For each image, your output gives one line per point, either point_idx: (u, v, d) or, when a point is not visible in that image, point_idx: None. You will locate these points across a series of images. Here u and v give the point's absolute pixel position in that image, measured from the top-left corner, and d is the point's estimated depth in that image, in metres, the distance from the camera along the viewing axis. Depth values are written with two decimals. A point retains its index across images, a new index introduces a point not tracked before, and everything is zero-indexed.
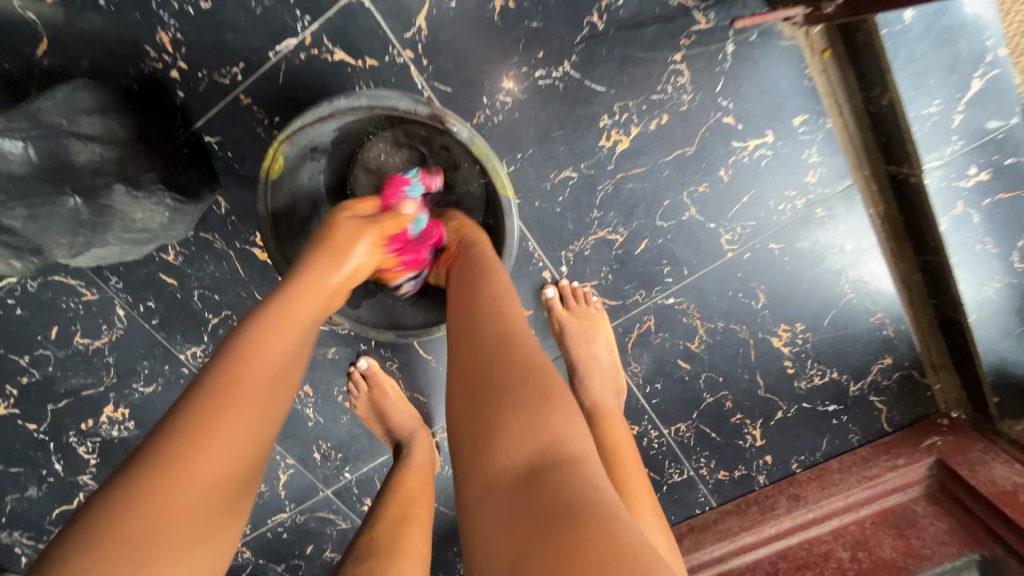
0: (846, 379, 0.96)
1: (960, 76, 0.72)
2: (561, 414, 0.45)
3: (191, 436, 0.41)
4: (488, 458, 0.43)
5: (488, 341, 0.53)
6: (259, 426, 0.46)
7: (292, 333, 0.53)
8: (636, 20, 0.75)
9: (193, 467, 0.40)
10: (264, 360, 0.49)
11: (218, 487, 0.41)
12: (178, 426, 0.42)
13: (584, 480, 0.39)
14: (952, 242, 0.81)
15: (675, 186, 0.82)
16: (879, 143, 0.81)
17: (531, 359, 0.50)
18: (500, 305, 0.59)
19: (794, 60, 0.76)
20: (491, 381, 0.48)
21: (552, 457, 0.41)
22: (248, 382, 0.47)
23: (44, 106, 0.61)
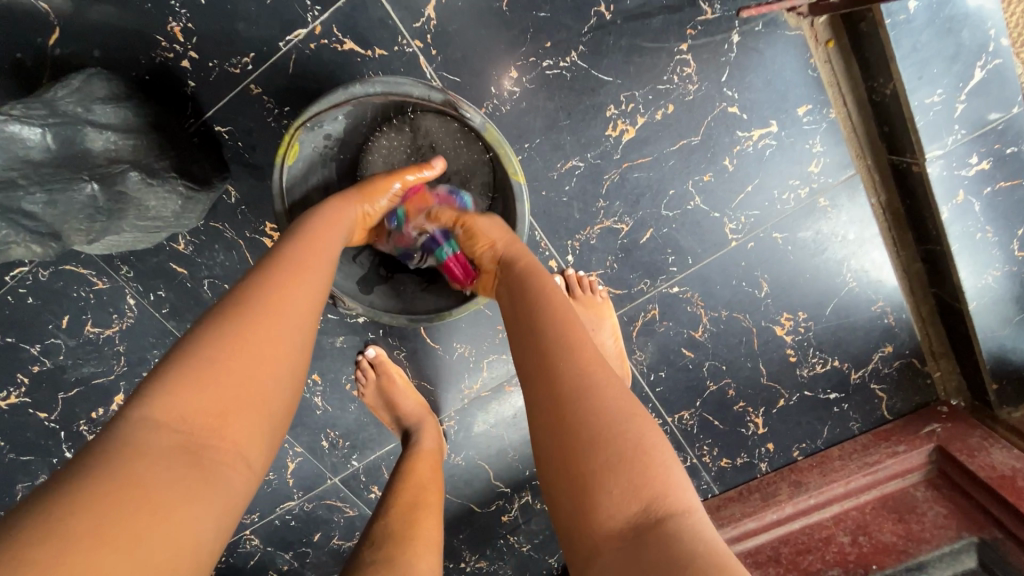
0: (847, 368, 0.97)
1: (963, 65, 0.73)
2: (659, 461, 0.42)
3: (245, 326, 0.42)
4: (588, 511, 0.41)
5: (565, 384, 0.47)
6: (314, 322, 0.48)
7: (322, 259, 0.54)
8: (642, 11, 0.76)
9: (250, 353, 0.41)
10: (299, 277, 0.49)
11: (282, 371, 0.43)
12: (229, 318, 0.43)
13: (695, 535, 0.38)
14: (954, 231, 0.82)
15: (681, 175, 0.83)
16: (882, 133, 0.82)
17: (618, 399, 0.46)
18: (563, 325, 0.53)
19: (798, 50, 0.77)
20: (574, 421, 0.45)
21: (656, 510, 0.40)
22: (290, 294, 0.47)
23: (60, 95, 0.61)
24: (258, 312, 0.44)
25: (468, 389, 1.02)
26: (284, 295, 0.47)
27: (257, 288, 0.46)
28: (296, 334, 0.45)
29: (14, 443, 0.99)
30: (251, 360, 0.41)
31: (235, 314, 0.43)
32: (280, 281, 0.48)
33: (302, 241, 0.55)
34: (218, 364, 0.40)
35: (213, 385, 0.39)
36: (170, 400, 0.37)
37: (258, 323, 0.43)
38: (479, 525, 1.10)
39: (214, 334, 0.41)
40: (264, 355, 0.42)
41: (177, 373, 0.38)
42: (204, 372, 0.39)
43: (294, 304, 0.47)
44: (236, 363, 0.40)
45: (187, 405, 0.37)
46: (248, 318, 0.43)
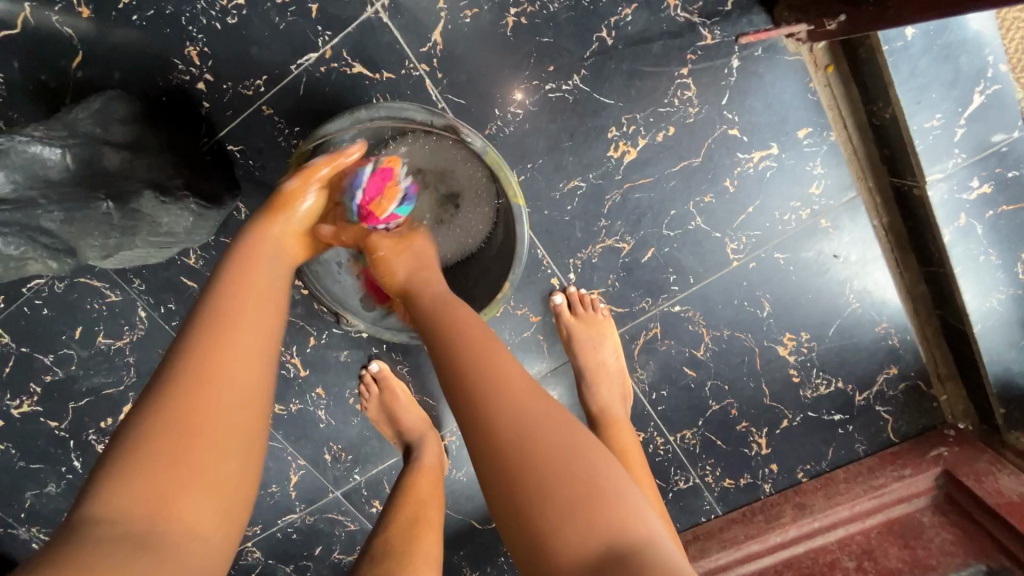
0: (851, 389, 0.97)
1: (962, 91, 0.74)
2: (613, 491, 0.44)
3: (177, 405, 0.43)
4: (550, 561, 0.41)
5: (503, 423, 0.47)
6: (256, 368, 0.48)
7: (266, 305, 0.53)
8: (644, 36, 0.77)
9: (190, 428, 0.42)
10: (231, 330, 0.49)
11: (226, 435, 0.44)
12: (160, 397, 0.43)
13: (658, 565, 0.40)
14: (957, 253, 0.82)
15: (682, 196, 0.84)
16: (883, 156, 0.83)
17: (564, 440, 0.46)
18: (483, 357, 0.53)
19: (798, 75, 0.78)
20: (518, 464, 0.45)
21: (617, 547, 0.41)
22: (220, 351, 0.47)
23: (81, 117, 0.65)
24: (193, 387, 0.44)
25: None
26: (219, 361, 0.46)
27: (182, 354, 0.46)
28: (239, 407, 0.45)
29: (25, 451, 1.01)
30: (191, 438, 0.42)
31: (171, 396, 0.44)
32: (219, 345, 0.47)
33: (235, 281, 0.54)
34: (156, 450, 0.41)
35: (153, 476, 0.40)
36: (114, 495, 0.38)
37: (195, 396, 0.44)
38: (480, 541, 1.10)
39: (153, 413, 0.42)
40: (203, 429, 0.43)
41: (121, 466, 0.40)
42: (143, 461, 0.40)
43: (230, 370, 0.46)
44: (172, 450, 0.41)
45: (128, 497, 0.39)
46: (185, 396, 0.44)
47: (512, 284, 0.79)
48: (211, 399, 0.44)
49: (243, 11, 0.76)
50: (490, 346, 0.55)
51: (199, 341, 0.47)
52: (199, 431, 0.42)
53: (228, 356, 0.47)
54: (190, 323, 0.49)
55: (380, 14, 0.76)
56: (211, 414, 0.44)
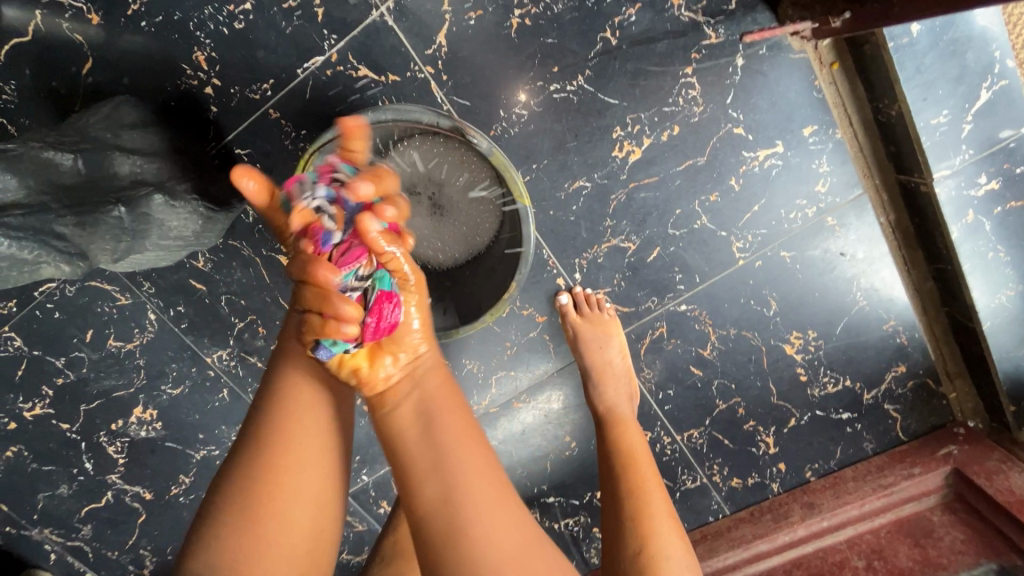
0: (859, 388, 0.97)
1: (968, 87, 0.73)
2: None
3: (253, 483, 0.51)
4: None
5: (501, 546, 0.47)
6: (327, 450, 0.56)
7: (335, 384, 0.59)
8: (647, 36, 0.77)
9: (259, 507, 0.50)
10: (299, 413, 0.56)
11: (293, 515, 0.52)
12: (241, 476, 0.52)
13: None
14: (965, 251, 0.82)
15: (687, 195, 0.84)
16: (889, 153, 0.83)
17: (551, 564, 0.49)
18: (487, 498, 0.49)
19: (803, 73, 0.78)
20: None
21: None
22: (293, 435, 0.54)
23: (91, 123, 0.66)
24: (270, 471, 0.52)
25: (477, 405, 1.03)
26: (292, 446, 0.54)
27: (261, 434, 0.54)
28: (303, 493, 0.53)
29: (37, 453, 1.03)
30: (263, 517, 0.50)
31: (252, 480, 0.51)
32: (292, 430, 0.54)
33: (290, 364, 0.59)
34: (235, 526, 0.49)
35: (245, 549, 0.48)
36: (205, 558, 0.48)
37: (268, 479, 0.52)
38: None
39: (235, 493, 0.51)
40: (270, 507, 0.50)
41: (209, 536, 0.49)
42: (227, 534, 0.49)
43: (300, 456, 0.54)
44: (247, 535, 0.49)
45: (213, 566, 0.47)
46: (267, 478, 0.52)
47: (518, 283, 0.81)
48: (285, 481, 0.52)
49: (250, 16, 0.76)
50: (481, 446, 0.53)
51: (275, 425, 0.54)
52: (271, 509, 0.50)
53: (300, 443, 0.54)
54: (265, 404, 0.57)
55: (385, 17, 0.77)
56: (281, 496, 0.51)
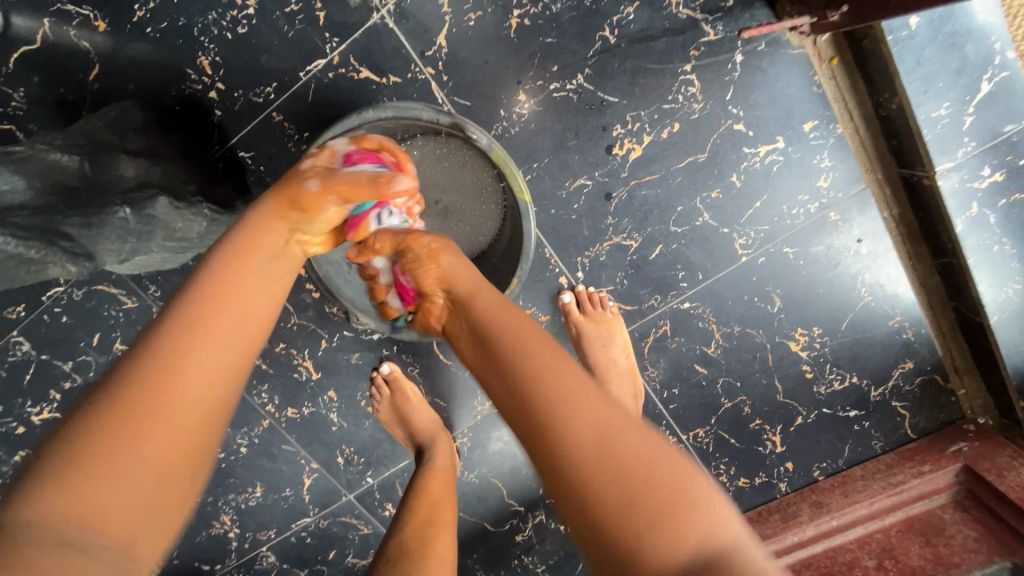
0: (866, 385, 0.96)
1: (969, 79, 0.73)
2: (697, 492, 0.40)
3: (140, 374, 0.39)
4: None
5: (580, 418, 0.43)
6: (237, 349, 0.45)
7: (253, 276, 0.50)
8: (646, 34, 0.78)
9: (139, 401, 0.37)
10: (212, 301, 0.46)
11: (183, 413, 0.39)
12: (125, 371, 0.39)
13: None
14: (969, 244, 0.81)
15: (688, 192, 0.84)
16: (890, 147, 0.82)
17: (637, 435, 0.43)
18: (555, 359, 0.49)
19: (802, 68, 0.78)
20: (617, 470, 0.40)
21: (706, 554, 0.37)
22: (201, 320, 0.44)
23: (96, 126, 0.68)
24: (149, 377, 0.39)
25: (481, 406, 1.03)
26: (190, 344, 0.42)
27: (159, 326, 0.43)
28: (200, 386, 0.41)
29: None
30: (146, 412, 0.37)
31: (141, 367, 0.39)
32: (192, 328, 0.43)
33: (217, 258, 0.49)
34: (98, 432, 0.35)
35: (83, 480, 0.33)
36: (39, 495, 0.32)
37: (163, 366, 0.40)
38: (494, 544, 1.09)
39: (113, 391, 0.38)
40: (161, 402, 0.38)
41: (51, 460, 0.34)
42: (81, 450, 0.34)
43: (204, 339, 0.43)
44: (115, 436, 0.35)
45: (60, 495, 0.32)
46: (147, 383, 0.38)
47: (518, 280, 0.79)
48: (183, 369, 0.40)
49: (253, 20, 0.78)
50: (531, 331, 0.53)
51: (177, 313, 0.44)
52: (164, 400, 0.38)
53: (211, 330, 0.44)
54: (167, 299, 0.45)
55: (386, 20, 0.78)
56: (184, 384, 0.40)
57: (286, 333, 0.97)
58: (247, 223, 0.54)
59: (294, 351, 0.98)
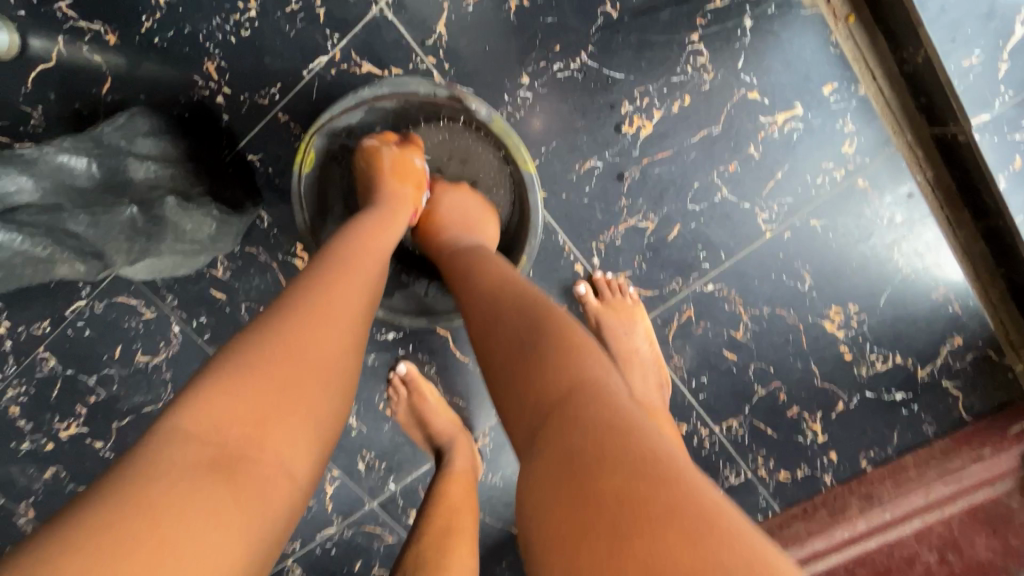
0: (912, 364, 0.89)
1: (998, 24, 0.70)
2: (556, 349, 0.47)
3: (291, 323, 0.44)
4: (507, 421, 0.47)
5: (487, 308, 0.57)
6: (364, 322, 0.50)
7: (370, 261, 0.56)
8: (649, 6, 0.76)
9: (288, 354, 0.42)
10: (345, 277, 0.51)
11: (321, 368, 0.43)
12: (275, 315, 0.44)
13: (589, 410, 0.40)
14: (1015, 202, 0.76)
15: (704, 167, 0.81)
16: (920, 105, 0.78)
17: (523, 316, 0.53)
18: (485, 272, 0.63)
19: (816, 29, 0.75)
20: (497, 341, 0.52)
21: (550, 399, 0.43)
22: (335, 289, 0.49)
23: (107, 131, 0.68)
24: (297, 325, 0.44)
25: None
26: (333, 297, 0.48)
27: (302, 287, 0.48)
28: (333, 348, 0.45)
29: (74, 473, 1.05)
30: (295, 363, 0.41)
31: (290, 316, 0.44)
32: (325, 295, 0.48)
33: (345, 245, 0.56)
34: (257, 368, 0.40)
35: (244, 411, 0.38)
36: (200, 412, 0.36)
37: (307, 322, 0.44)
38: None
39: (264, 332, 0.42)
40: (304, 359, 0.42)
41: (211, 383, 0.38)
42: (240, 381, 0.39)
43: (338, 307, 0.47)
44: (273, 380, 0.40)
45: (221, 414, 0.37)
46: (293, 324, 0.44)
47: (528, 258, 0.80)
48: (321, 329, 0.45)
49: (256, 22, 0.79)
50: (489, 259, 0.66)
51: (317, 281, 0.49)
52: (307, 353, 0.43)
53: (345, 299, 0.49)
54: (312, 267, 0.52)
55: (385, 12, 0.78)
56: (321, 344, 0.44)
57: None
58: (362, 222, 0.62)
59: None
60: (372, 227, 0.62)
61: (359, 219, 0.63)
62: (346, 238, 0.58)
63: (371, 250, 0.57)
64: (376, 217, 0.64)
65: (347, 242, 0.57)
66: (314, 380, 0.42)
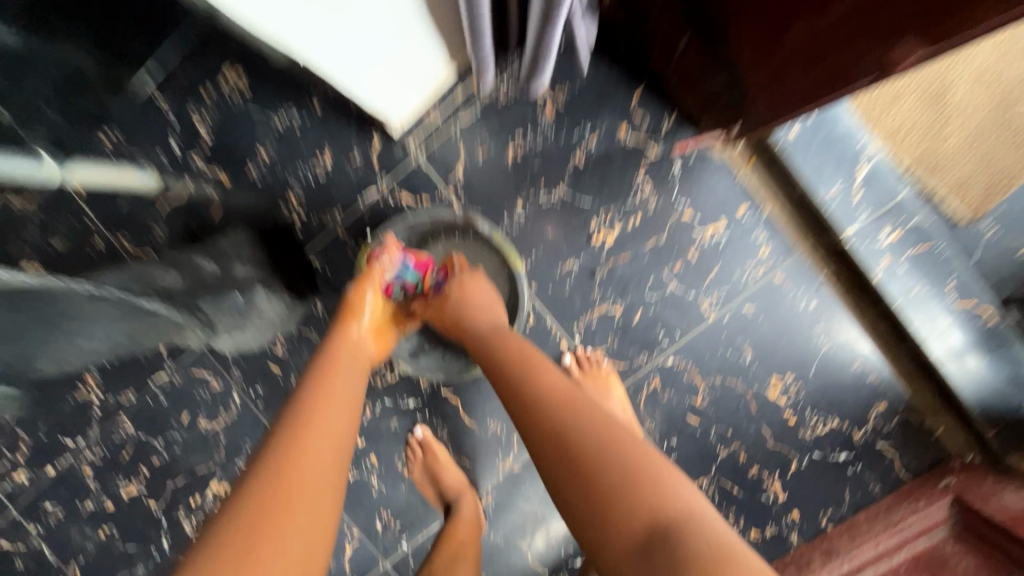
0: (848, 427, 1.06)
1: (849, 166, 0.97)
2: (644, 477, 0.59)
3: (269, 473, 0.56)
4: (606, 542, 0.57)
5: (562, 425, 0.66)
6: (333, 455, 0.62)
7: (334, 400, 0.69)
8: (608, 154, 1.06)
9: (273, 497, 0.54)
10: (316, 421, 0.64)
11: (302, 500, 0.55)
12: (260, 468, 0.57)
13: (695, 537, 0.54)
14: (891, 290, 0.99)
15: (656, 266, 1.06)
16: (811, 221, 1.02)
17: (595, 436, 0.64)
18: (541, 382, 0.73)
19: (726, 168, 1.04)
20: (578, 459, 0.62)
21: (654, 526, 0.55)
22: (307, 433, 0.62)
23: (223, 244, 0.97)
24: (274, 472, 0.56)
25: (503, 465, 1.15)
26: (303, 443, 0.60)
27: (277, 438, 0.61)
28: (310, 480, 0.57)
29: (125, 531, 1.20)
30: (274, 501, 0.53)
31: (269, 467, 0.57)
32: (297, 440, 0.61)
33: (310, 391, 0.69)
34: (247, 516, 0.52)
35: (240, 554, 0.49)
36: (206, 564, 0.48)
37: (283, 466, 0.57)
38: None
39: (251, 487, 0.55)
40: (285, 496, 0.54)
41: (211, 544, 0.50)
42: (235, 532, 0.51)
43: (309, 448, 0.60)
44: (258, 521, 0.52)
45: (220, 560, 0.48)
46: (272, 470, 0.56)
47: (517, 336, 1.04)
48: (296, 468, 0.57)
49: (327, 166, 1.10)
50: (540, 368, 0.77)
51: (291, 431, 0.62)
52: (286, 490, 0.55)
53: (314, 439, 0.62)
54: (283, 420, 0.65)
55: (419, 160, 1.09)
56: (298, 479, 0.56)
57: None
58: (324, 365, 0.75)
59: None
60: (334, 366, 0.75)
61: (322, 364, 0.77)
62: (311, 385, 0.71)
63: (333, 388, 0.71)
64: (338, 357, 0.78)
65: (309, 388, 0.70)
66: (297, 512, 0.54)
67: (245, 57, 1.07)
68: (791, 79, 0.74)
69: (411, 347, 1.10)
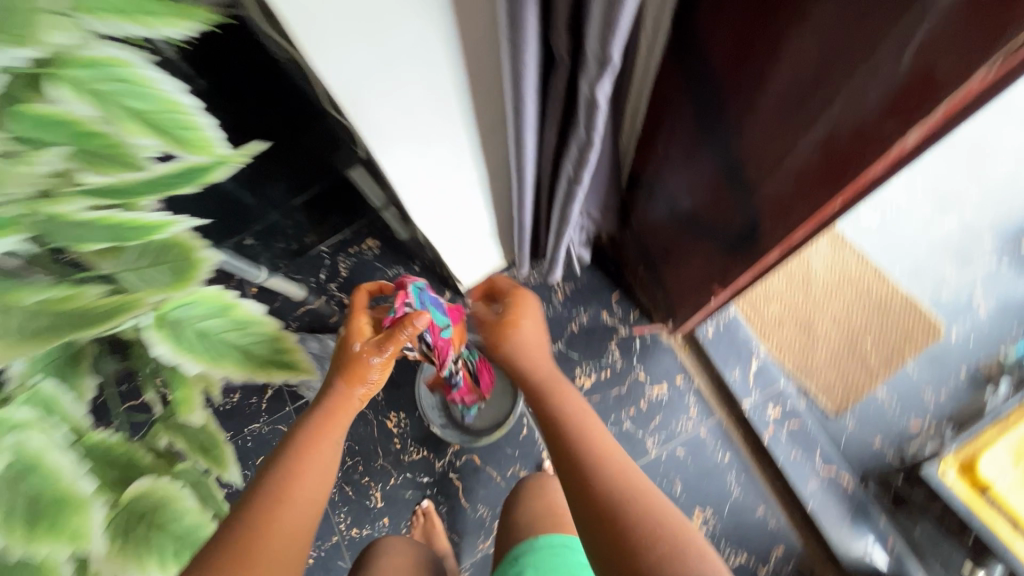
0: (754, 563, 1.36)
1: (745, 361, 1.48)
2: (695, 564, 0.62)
3: (248, 525, 0.66)
4: None
5: (621, 509, 0.68)
6: (310, 504, 0.72)
7: (320, 451, 0.78)
8: (593, 326, 1.59)
9: (245, 544, 0.64)
10: (299, 476, 0.73)
11: (270, 547, 0.65)
12: (240, 518, 0.67)
13: None
14: (777, 451, 1.40)
15: (616, 408, 1.51)
16: (725, 395, 1.48)
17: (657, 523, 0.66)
18: (615, 472, 0.75)
19: (669, 349, 1.55)
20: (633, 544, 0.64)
21: None
22: (283, 490, 0.71)
23: None
24: (252, 522, 0.66)
25: (482, 546, 1.47)
26: (280, 497, 0.70)
27: (263, 489, 0.71)
28: (279, 530, 0.67)
29: None
30: (247, 547, 0.64)
31: (249, 518, 0.67)
32: (278, 494, 0.70)
33: (303, 439, 0.79)
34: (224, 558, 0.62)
35: None
36: None
37: (256, 520, 0.67)
38: None
39: (232, 535, 0.65)
40: (259, 544, 0.64)
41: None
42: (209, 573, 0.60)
43: (285, 502, 0.70)
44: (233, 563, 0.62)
45: None
46: (251, 522, 0.66)
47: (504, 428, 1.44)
48: (271, 520, 0.67)
49: None
50: (600, 450, 0.79)
51: (275, 483, 0.72)
52: (256, 539, 0.65)
53: (290, 496, 0.71)
54: (273, 467, 0.75)
55: None
56: (267, 532, 0.66)
57: (373, 469, 1.53)
58: (318, 411, 0.84)
59: (372, 483, 1.52)
60: (328, 415, 0.83)
61: (311, 414, 0.84)
62: (304, 431, 0.81)
63: (323, 434, 0.81)
64: (330, 404, 0.85)
65: (303, 434, 0.80)
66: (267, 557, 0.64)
67: (378, 234, 1.73)
68: (695, 300, 1.24)
69: (441, 420, 1.49)
